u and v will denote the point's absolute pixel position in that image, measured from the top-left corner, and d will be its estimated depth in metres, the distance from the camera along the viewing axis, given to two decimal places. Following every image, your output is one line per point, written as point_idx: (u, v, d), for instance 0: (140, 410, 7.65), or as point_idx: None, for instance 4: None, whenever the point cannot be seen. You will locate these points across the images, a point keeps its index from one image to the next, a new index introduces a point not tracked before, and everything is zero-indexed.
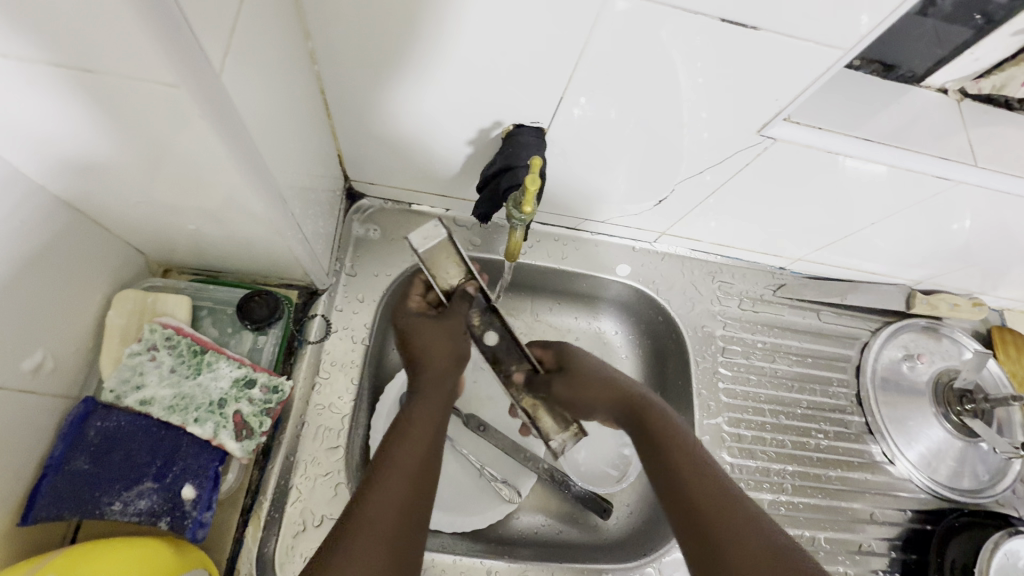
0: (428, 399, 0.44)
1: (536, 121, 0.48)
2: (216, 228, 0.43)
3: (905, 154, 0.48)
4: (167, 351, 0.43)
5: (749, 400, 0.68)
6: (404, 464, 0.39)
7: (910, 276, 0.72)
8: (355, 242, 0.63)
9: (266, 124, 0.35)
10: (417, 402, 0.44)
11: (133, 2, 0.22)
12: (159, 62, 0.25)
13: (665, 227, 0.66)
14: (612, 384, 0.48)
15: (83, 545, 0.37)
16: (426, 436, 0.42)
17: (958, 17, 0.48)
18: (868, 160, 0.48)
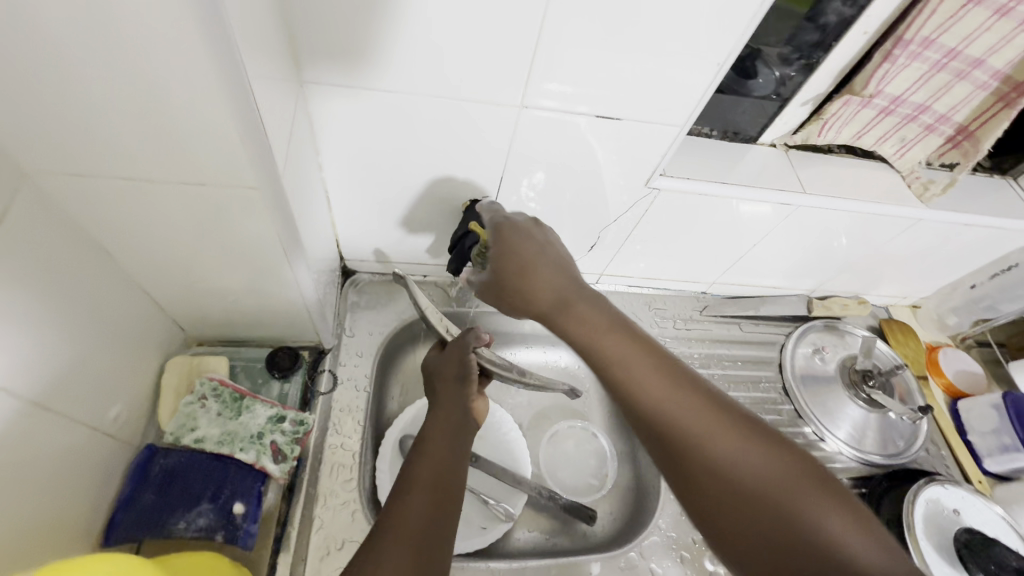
0: (435, 421, 0.60)
1: (486, 195, 0.65)
2: (250, 298, 0.56)
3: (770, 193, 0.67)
4: (214, 399, 0.53)
5: None
6: (419, 477, 0.51)
7: (804, 284, 0.90)
8: (351, 308, 0.76)
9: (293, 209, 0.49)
10: (431, 425, 0.59)
11: (237, 146, 0.37)
12: (245, 175, 0.40)
13: (602, 268, 0.82)
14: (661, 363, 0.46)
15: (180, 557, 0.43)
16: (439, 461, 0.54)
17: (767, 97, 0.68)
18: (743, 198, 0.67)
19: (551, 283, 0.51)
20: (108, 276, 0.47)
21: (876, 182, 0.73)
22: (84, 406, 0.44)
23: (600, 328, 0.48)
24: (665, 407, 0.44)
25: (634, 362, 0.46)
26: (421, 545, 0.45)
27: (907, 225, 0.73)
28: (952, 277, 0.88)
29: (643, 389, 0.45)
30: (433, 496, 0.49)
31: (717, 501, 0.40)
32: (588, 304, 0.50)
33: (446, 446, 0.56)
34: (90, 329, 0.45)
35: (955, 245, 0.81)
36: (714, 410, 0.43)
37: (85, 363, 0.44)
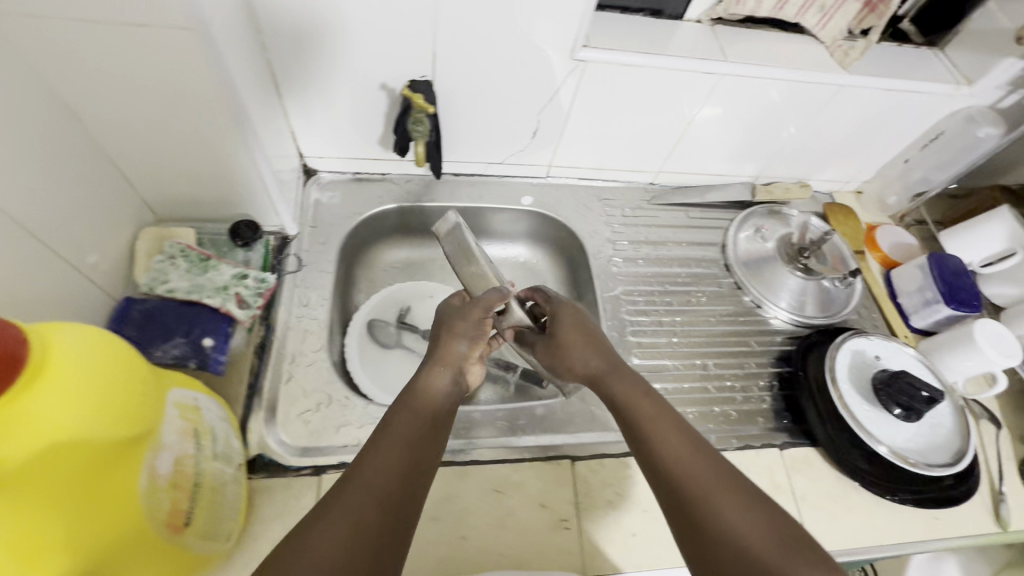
0: (431, 378, 0.59)
1: (423, 74, 0.69)
2: (209, 173, 0.62)
3: (691, 61, 0.72)
4: (182, 259, 0.60)
5: (640, 277, 0.86)
6: (399, 433, 0.51)
7: (747, 171, 0.94)
8: (315, 204, 0.81)
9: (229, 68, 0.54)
10: (421, 380, 0.59)
11: None
12: (175, 15, 0.45)
13: (549, 159, 0.87)
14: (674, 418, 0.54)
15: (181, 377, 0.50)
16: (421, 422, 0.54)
17: None
18: (666, 66, 0.71)
19: (588, 353, 0.63)
20: (72, 135, 0.52)
21: (799, 53, 0.77)
22: (62, 242, 0.51)
23: (634, 390, 0.57)
24: (675, 453, 0.50)
25: (640, 405, 0.55)
26: (383, 507, 0.45)
27: (829, 92, 0.77)
28: (888, 155, 0.92)
29: (648, 428, 0.53)
30: (404, 456, 0.49)
31: (699, 547, 0.45)
32: (617, 371, 0.61)
33: (430, 409, 0.56)
34: (61, 179, 0.51)
35: (886, 118, 0.84)
36: (720, 469, 0.48)
37: (58, 207, 0.51)
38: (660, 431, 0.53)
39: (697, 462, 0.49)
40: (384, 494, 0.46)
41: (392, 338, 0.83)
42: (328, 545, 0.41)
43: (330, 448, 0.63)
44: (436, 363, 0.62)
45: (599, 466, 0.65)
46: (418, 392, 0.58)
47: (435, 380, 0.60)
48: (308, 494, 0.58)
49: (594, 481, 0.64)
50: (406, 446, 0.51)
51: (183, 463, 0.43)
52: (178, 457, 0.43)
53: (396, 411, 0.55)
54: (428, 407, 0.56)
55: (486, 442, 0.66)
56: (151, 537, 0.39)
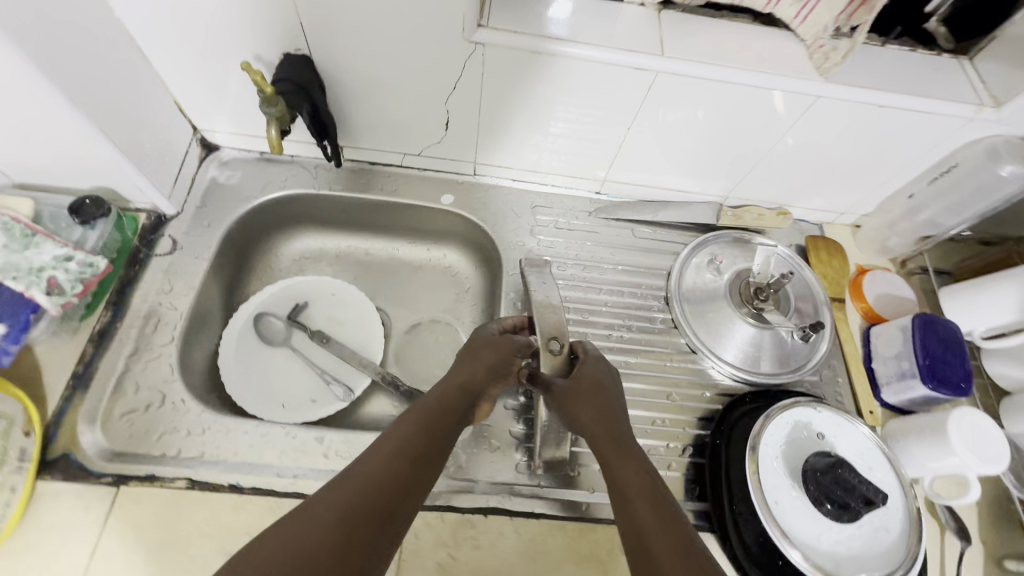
0: (440, 400, 0.55)
1: (297, 48, 0.60)
2: (45, 143, 0.56)
3: (620, 53, 0.59)
4: (2, 231, 0.55)
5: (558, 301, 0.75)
6: (390, 456, 0.47)
7: (712, 189, 0.80)
8: (209, 182, 0.75)
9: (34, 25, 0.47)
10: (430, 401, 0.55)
11: None
12: None
13: (472, 156, 0.76)
14: (677, 518, 0.47)
15: None
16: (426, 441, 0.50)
17: None
18: (587, 58, 0.59)
19: (598, 420, 0.56)
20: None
21: (768, 53, 0.62)
22: None
23: (646, 478, 0.50)
24: (662, 541, 0.45)
25: (632, 489, 0.50)
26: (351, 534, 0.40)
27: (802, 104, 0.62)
28: (890, 186, 0.75)
29: (633, 516, 0.48)
30: (398, 475, 0.46)
31: None
32: (631, 451, 0.54)
33: (437, 435, 0.51)
34: None
35: (883, 142, 0.68)
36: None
37: None
38: (661, 525, 0.46)
39: (668, 556, 0.44)
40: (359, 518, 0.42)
41: (279, 335, 0.76)
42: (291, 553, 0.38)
43: (144, 456, 0.57)
44: (460, 372, 0.58)
45: (436, 522, 0.56)
46: (439, 408, 0.54)
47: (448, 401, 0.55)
48: (99, 505, 0.53)
49: (426, 538, 0.56)
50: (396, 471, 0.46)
51: None
52: None
53: (410, 421, 0.52)
54: (436, 428, 0.52)
55: (318, 472, 0.59)
56: None
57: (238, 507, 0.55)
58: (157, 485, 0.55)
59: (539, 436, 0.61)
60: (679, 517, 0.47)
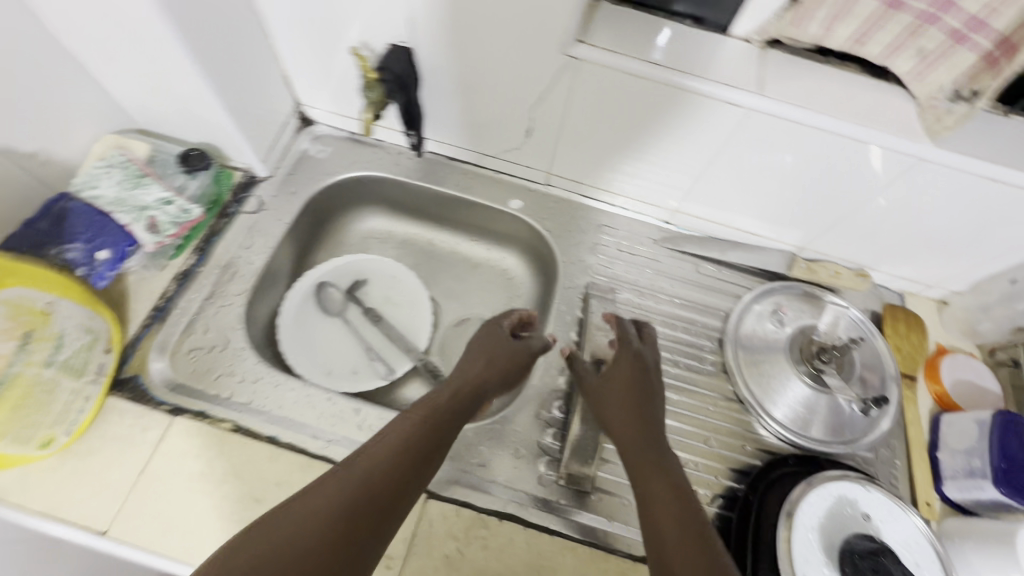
0: (443, 397, 0.56)
1: (403, 41, 0.63)
2: (169, 96, 0.62)
3: (716, 86, 0.58)
4: (118, 169, 0.61)
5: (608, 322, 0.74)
6: (390, 446, 0.49)
7: (788, 238, 0.77)
8: (301, 153, 0.81)
9: None
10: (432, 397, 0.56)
11: None
12: None
13: (548, 166, 0.77)
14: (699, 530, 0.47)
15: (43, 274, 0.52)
16: (423, 430, 0.52)
17: None
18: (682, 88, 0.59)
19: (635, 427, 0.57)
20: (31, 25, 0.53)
21: (874, 106, 0.59)
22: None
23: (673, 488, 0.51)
24: (681, 555, 0.45)
25: (660, 504, 0.50)
26: (350, 523, 0.43)
27: (904, 164, 0.59)
28: (989, 266, 0.69)
29: (658, 531, 0.48)
30: (399, 466, 0.48)
31: None
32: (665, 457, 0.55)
33: (440, 428, 0.53)
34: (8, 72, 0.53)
35: (989, 219, 0.63)
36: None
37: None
38: (680, 538, 0.47)
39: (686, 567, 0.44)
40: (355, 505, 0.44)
41: (336, 305, 0.81)
42: (294, 543, 0.40)
43: (201, 393, 0.61)
44: (473, 365, 0.62)
45: (452, 516, 0.57)
46: (450, 403, 0.56)
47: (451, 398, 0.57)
48: (155, 430, 0.58)
49: (439, 528, 0.56)
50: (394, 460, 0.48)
51: None
52: None
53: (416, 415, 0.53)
54: (439, 424, 0.53)
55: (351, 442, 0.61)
56: None
57: (272, 458, 0.58)
58: (206, 422, 0.59)
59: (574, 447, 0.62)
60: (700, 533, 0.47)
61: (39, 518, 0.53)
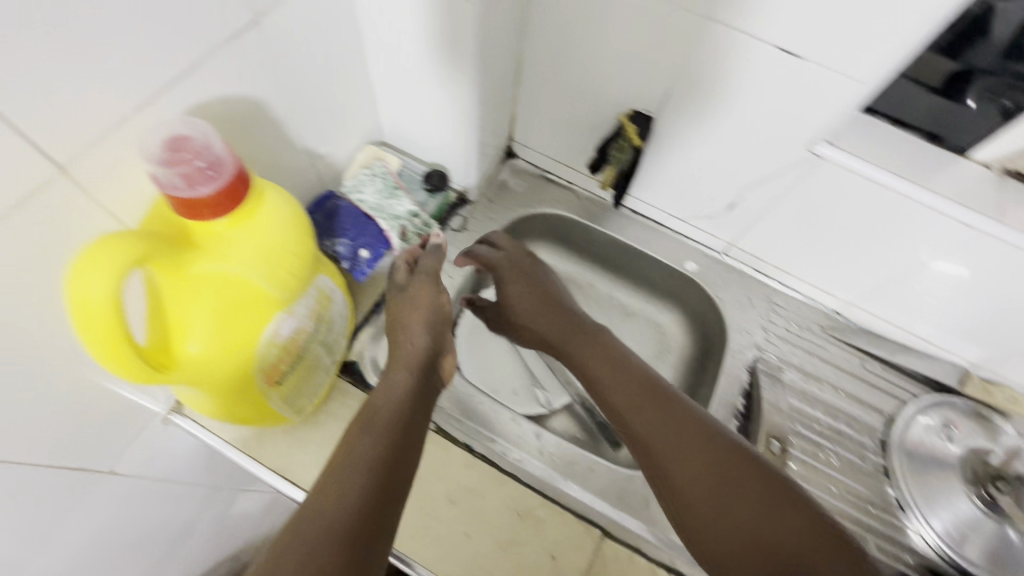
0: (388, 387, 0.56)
1: (647, 109, 0.69)
2: (434, 122, 0.70)
3: (954, 206, 0.60)
4: (380, 180, 0.70)
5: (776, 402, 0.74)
6: (359, 456, 0.48)
7: (966, 356, 0.76)
8: (500, 183, 0.88)
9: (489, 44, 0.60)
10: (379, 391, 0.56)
11: None
12: None
13: (734, 238, 0.81)
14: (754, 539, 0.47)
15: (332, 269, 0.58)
16: (400, 430, 0.51)
17: (987, 101, 0.59)
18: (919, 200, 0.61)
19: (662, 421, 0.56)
20: (356, 51, 0.62)
21: None
22: (311, 135, 0.62)
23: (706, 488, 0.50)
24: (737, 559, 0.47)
25: (680, 473, 0.52)
26: (344, 558, 0.40)
27: (961, 237, 0.61)
28: None
29: (675, 479, 0.52)
30: (371, 479, 0.46)
31: None
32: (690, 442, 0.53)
33: (389, 421, 0.52)
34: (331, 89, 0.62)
35: None
36: (760, 549, 0.46)
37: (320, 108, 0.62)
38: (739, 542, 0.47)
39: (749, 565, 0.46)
40: (348, 534, 0.42)
41: None
42: None
43: None
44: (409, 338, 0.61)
45: (625, 559, 0.60)
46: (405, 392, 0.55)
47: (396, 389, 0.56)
48: None
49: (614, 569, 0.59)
50: (365, 473, 0.46)
51: (298, 336, 0.51)
52: (297, 328, 0.50)
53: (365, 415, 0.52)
54: (373, 420, 0.52)
55: (533, 465, 0.65)
56: (247, 375, 0.47)
57: (467, 466, 0.63)
58: None
59: None
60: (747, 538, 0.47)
61: (270, 471, 0.61)
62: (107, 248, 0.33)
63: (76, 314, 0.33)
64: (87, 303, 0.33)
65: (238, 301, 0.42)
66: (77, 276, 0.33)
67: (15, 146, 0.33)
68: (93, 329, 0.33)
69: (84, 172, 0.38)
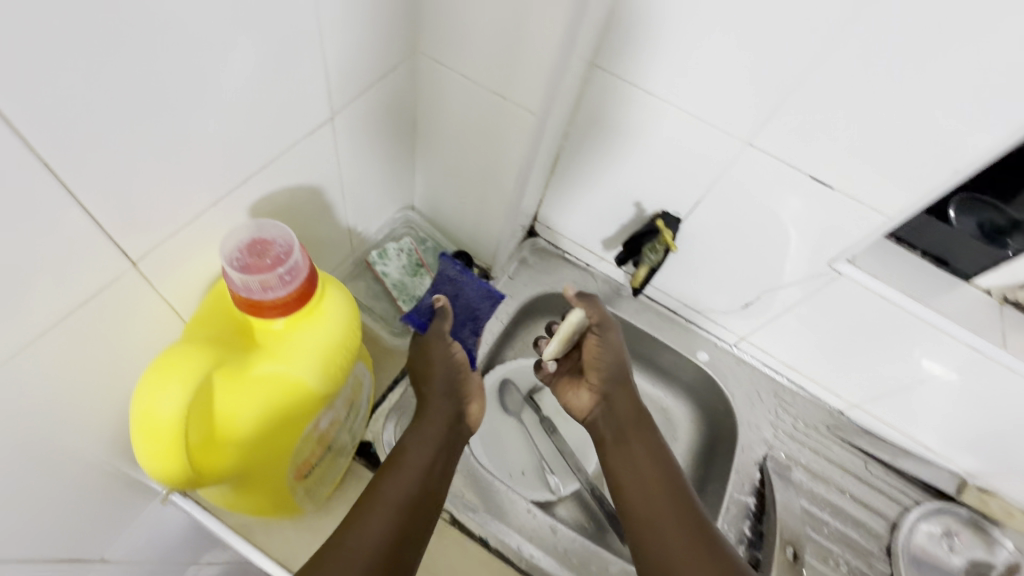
0: (423, 441, 0.58)
1: (677, 211, 0.72)
2: (472, 205, 0.71)
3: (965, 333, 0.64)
4: (405, 256, 0.70)
5: (804, 512, 0.75)
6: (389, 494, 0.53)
7: (962, 464, 0.79)
8: (521, 261, 0.89)
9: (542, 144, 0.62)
10: (414, 441, 0.57)
11: (545, 79, 0.50)
12: (537, 98, 0.52)
13: (746, 332, 0.83)
14: (644, 431, 0.67)
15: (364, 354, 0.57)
16: (440, 429, 0.59)
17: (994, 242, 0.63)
18: (938, 328, 0.65)
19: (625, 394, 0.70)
20: (406, 138, 0.64)
21: None
22: (352, 211, 0.62)
23: (620, 395, 0.70)
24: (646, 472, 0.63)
25: (621, 406, 0.69)
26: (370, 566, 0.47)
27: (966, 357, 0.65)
28: None
29: (614, 421, 0.69)
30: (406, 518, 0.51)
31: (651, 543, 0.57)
32: (636, 406, 0.69)
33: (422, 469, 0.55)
34: (377, 169, 0.62)
35: None
36: (644, 438, 0.66)
37: (366, 185, 0.62)
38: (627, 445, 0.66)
39: (653, 485, 0.62)
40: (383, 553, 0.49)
41: (515, 405, 0.85)
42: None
43: None
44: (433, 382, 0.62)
45: None
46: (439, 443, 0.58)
47: (427, 443, 0.58)
48: None
49: None
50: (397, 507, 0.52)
51: (332, 428, 0.50)
52: (332, 421, 0.49)
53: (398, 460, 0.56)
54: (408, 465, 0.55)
55: (551, 563, 0.64)
56: (286, 473, 0.46)
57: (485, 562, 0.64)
58: None
59: None
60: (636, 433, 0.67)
61: (273, 563, 0.56)
62: (178, 358, 0.35)
63: (140, 424, 0.34)
64: (156, 414, 0.34)
65: (292, 401, 0.41)
66: (149, 386, 0.35)
67: (98, 246, 0.35)
68: (157, 440, 0.34)
69: (153, 266, 0.40)
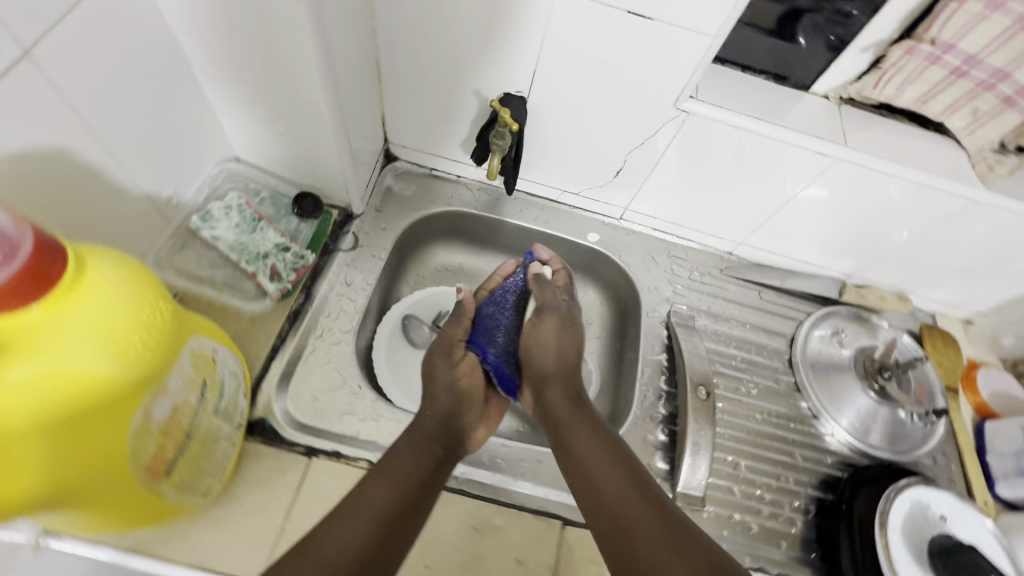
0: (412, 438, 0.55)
1: (519, 90, 0.67)
2: (295, 136, 0.63)
3: (815, 141, 0.65)
4: (236, 212, 0.64)
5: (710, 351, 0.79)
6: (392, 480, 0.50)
7: (838, 268, 0.86)
8: (386, 189, 0.82)
9: (339, 43, 0.55)
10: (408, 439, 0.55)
11: None
12: None
13: (626, 202, 0.83)
14: (604, 436, 0.55)
15: (210, 325, 0.52)
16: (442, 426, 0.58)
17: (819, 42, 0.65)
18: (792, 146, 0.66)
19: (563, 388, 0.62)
20: (182, 73, 0.54)
21: (923, 153, 0.68)
22: (142, 172, 0.53)
23: (569, 413, 0.59)
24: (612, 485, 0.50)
25: (582, 428, 0.57)
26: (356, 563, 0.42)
27: (819, 163, 0.67)
28: (1008, 287, 0.81)
29: (574, 442, 0.56)
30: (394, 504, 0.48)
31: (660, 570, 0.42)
32: (582, 418, 0.58)
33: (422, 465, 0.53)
34: (153, 116, 0.52)
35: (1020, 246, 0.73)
36: (604, 448, 0.54)
37: (146, 139, 0.52)
38: (586, 451, 0.54)
39: (624, 496, 0.49)
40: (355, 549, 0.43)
41: (423, 338, 0.81)
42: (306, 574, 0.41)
43: (329, 432, 0.62)
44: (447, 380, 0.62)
45: (588, 538, 0.60)
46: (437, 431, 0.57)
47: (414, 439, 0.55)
48: (295, 473, 0.58)
49: (579, 554, 0.59)
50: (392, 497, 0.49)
51: (180, 413, 0.44)
52: (177, 406, 0.43)
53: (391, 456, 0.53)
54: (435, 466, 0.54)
55: (482, 476, 0.63)
56: (133, 475, 0.40)
57: None
58: (343, 462, 0.60)
59: (688, 444, 0.68)
60: (596, 441, 0.55)
61: (185, 567, 0.51)
62: None
63: None
64: None
65: (76, 393, 0.35)
66: None
67: None
68: None
69: None
